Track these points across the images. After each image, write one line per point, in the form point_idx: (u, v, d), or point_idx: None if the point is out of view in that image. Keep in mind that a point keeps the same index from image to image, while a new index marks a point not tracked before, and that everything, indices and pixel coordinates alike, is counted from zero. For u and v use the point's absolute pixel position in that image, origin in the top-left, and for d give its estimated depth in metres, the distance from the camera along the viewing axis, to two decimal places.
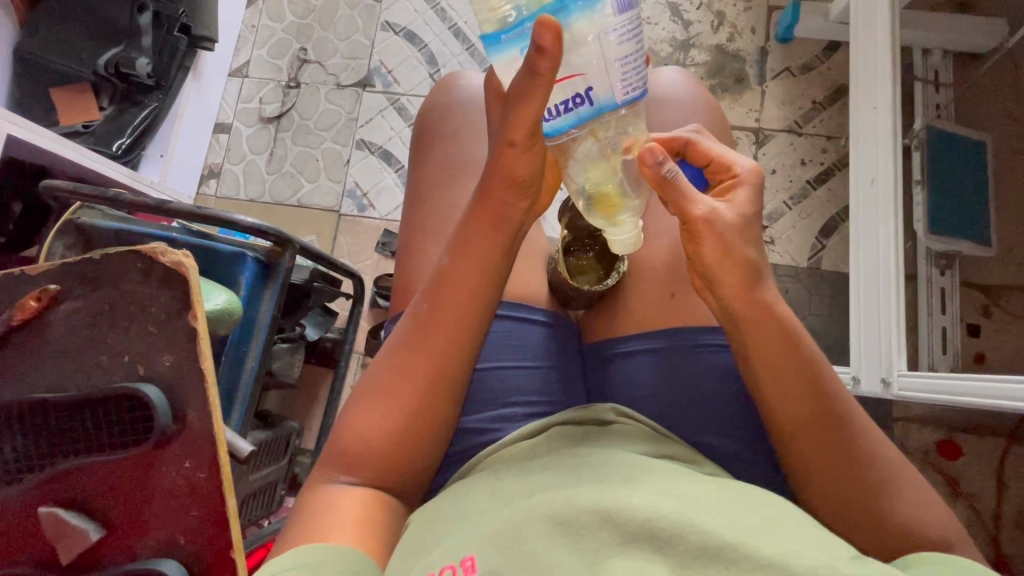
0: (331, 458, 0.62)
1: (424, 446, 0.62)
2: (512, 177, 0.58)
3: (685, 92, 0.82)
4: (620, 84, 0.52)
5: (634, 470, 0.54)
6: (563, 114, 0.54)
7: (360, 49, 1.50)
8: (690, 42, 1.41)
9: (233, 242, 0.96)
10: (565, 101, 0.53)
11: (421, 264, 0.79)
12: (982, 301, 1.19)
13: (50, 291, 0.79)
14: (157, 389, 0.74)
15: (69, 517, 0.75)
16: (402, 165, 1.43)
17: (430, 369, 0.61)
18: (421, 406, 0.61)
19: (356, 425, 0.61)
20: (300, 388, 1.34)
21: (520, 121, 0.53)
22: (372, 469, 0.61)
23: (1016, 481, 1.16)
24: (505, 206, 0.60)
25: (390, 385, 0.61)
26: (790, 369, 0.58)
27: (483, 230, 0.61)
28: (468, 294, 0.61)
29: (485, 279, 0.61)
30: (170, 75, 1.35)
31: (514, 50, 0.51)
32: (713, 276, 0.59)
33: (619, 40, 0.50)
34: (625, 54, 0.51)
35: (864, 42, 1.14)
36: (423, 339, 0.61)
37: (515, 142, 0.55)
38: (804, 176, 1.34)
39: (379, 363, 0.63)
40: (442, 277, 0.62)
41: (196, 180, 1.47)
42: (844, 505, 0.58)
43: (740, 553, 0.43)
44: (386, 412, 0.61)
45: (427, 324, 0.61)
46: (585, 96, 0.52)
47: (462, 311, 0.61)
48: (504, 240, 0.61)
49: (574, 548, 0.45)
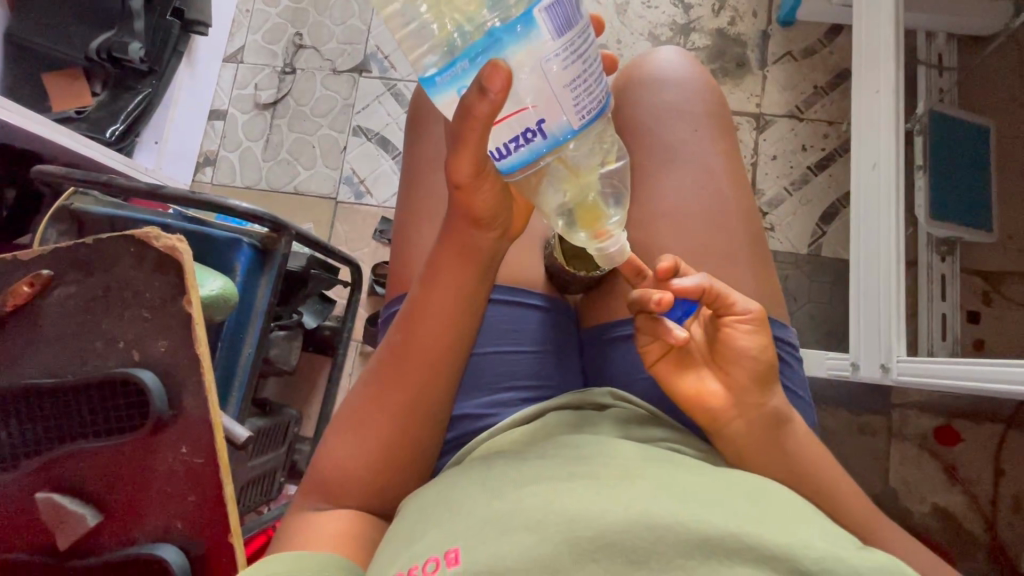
0: (314, 485, 0.62)
1: (405, 473, 0.62)
2: (474, 215, 0.55)
3: (685, 71, 0.80)
4: (572, 111, 0.46)
5: (631, 461, 0.54)
6: (516, 150, 0.48)
7: (356, 34, 1.47)
8: (690, 25, 1.39)
9: (227, 228, 0.95)
10: (516, 138, 0.48)
11: (417, 261, 0.77)
12: (983, 287, 1.19)
13: (42, 277, 0.78)
14: (154, 375, 0.74)
15: (65, 504, 0.75)
16: (400, 152, 1.41)
17: (406, 403, 0.61)
18: (393, 438, 0.61)
19: (334, 453, 0.62)
20: (298, 375, 1.34)
21: (461, 163, 0.50)
22: (353, 496, 0.61)
23: (1013, 467, 1.16)
24: (474, 239, 0.58)
25: (362, 417, 0.61)
26: (764, 419, 0.59)
27: (455, 264, 0.59)
28: (439, 328, 0.60)
29: (458, 312, 0.61)
30: (163, 61, 1.35)
31: (450, 91, 0.47)
32: (741, 368, 0.58)
33: (562, 67, 0.45)
34: (571, 79, 0.45)
35: (867, 28, 1.13)
36: (398, 374, 0.61)
37: (461, 183, 0.52)
38: (804, 162, 1.33)
39: (355, 394, 0.63)
40: (414, 312, 0.61)
41: (191, 171, 1.44)
42: (831, 484, 0.60)
43: (734, 540, 0.43)
44: (359, 444, 0.61)
45: (397, 358, 0.61)
46: (537, 129, 0.47)
47: (434, 345, 0.60)
48: (477, 272, 0.60)
49: (569, 536, 0.45)
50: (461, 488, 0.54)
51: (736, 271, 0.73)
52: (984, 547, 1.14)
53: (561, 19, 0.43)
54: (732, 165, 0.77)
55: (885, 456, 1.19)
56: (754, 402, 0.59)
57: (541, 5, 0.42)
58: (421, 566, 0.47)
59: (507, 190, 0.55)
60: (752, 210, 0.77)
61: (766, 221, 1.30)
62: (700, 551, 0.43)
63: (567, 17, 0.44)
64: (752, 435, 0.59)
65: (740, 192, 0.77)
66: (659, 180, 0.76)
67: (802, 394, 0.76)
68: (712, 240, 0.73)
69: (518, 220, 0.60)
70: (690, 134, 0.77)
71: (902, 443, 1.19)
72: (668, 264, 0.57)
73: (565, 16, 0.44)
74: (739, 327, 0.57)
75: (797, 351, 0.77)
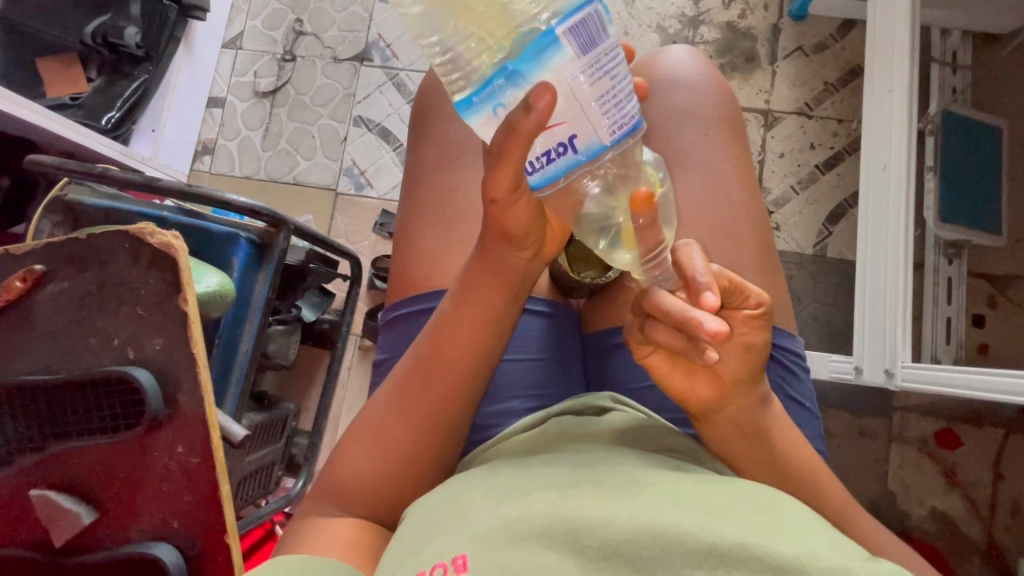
0: (321, 491, 0.62)
1: (416, 486, 0.61)
2: (506, 231, 0.54)
3: (695, 72, 0.78)
4: (601, 126, 0.46)
5: (636, 470, 0.52)
6: (546, 164, 0.48)
7: (357, 21, 1.44)
8: (700, 18, 1.36)
9: (225, 222, 0.94)
10: (547, 151, 0.47)
11: (424, 265, 0.76)
12: (990, 291, 1.17)
13: (34, 272, 0.77)
14: (149, 373, 0.73)
15: (60, 501, 0.74)
16: (401, 144, 1.39)
17: (429, 417, 0.60)
18: (411, 451, 0.60)
19: (346, 463, 0.61)
20: (297, 368, 1.33)
21: (501, 179, 0.49)
22: (363, 504, 0.60)
23: (1013, 472, 1.16)
24: (505, 256, 0.57)
25: (384, 428, 0.60)
26: (769, 427, 0.58)
27: (488, 281, 0.58)
28: (467, 348, 0.59)
29: (489, 329, 0.59)
30: (160, 47, 1.33)
31: (487, 110, 0.46)
32: (745, 379, 0.55)
33: (589, 82, 0.44)
34: (598, 95, 0.45)
35: (882, 25, 1.10)
36: (422, 389, 0.60)
37: (497, 200, 0.51)
38: (812, 160, 1.30)
39: (376, 404, 0.62)
40: (444, 327, 0.59)
41: (190, 156, 1.43)
42: (831, 491, 0.60)
43: (744, 550, 0.42)
44: (376, 454, 0.60)
45: (421, 372, 0.60)
46: (568, 144, 0.47)
47: (461, 363, 0.59)
48: (509, 289, 0.59)
49: (574, 545, 0.44)
50: (462, 493, 0.53)
51: (743, 276, 0.71)
52: (981, 551, 1.14)
53: (584, 37, 0.43)
54: (741, 170, 0.76)
55: (885, 459, 1.19)
56: (761, 410, 0.57)
57: (565, 24, 0.42)
58: (427, 573, 0.45)
59: (540, 208, 0.54)
60: (761, 214, 0.76)
61: (772, 220, 1.28)
62: (707, 561, 0.42)
63: (592, 35, 0.43)
64: (758, 442, 0.58)
65: (749, 196, 0.75)
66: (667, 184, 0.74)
67: (806, 402, 0.74)
68: (719, 246, 0.71)
69: (550, 243, 0.59)
70: (700, 138, 0.75)
71: (902, 447, 1.19)
72: (714, 302, 0.49)
73: (591, 36, 0.43)
74: (748, 321, 0.52)
75: (803, 359, 0.76)
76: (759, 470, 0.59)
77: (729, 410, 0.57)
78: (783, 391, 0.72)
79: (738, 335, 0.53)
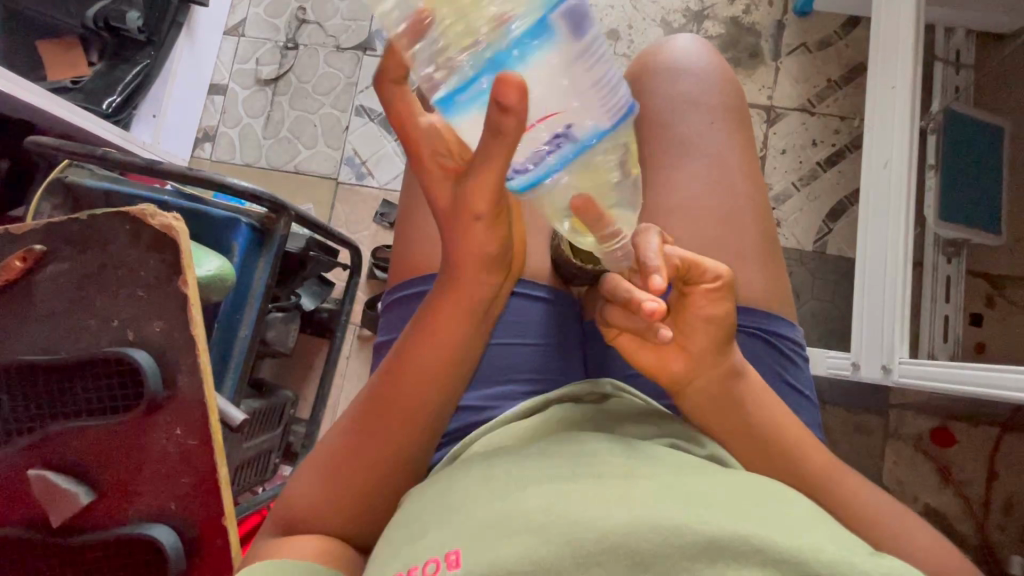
0: (286, 514, 0.60)
1: (381, 508, 0.61)
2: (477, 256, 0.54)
3: (701, 61, 0.78)
4: (594, 113, 0.48)
5: (633, 459, 0.53)
6: (547, 157, 0.49)
7: (361, 10, 1.43)
8: (704, 12, 1.36)
9: (226, 207, 0.93)
10: (545, 143, 0.49)
11: (426, 249, 0.76)
12: (987, 290, 1.15)
13: (35, 252, 0.77)
14: (148, 355, 0.73)
15: (57, 481, 0.74)
16: (402, 134, 1.38)
17: (387, 447, 0.59)
18: (373, 479, 0.59)
19: (306, 491, 0.60)
20: (296, 356, 1.33)
21: (482, 189, 0.48)
22: (325, 530, 0.59)
23: (1007, 470, 1.17)
24: (469, 283, 0.56)
25: (340, 458, 0.60)
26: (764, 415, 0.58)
27: (450, 309, 0.57)
28: (429, 373, 0.59)
29: (451, 355, 0.59)
30: (162, 31, 1.32)
31: (475, 108, 0.47)
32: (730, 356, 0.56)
33: (577, 69, 0.46)
34: (592, 82, 0.47)
35: (886, 21, 1.10)
36: (381, 419, 0.59)
37: (479, 215, 0.50)
38: (814, 157, 1.30)
39: (334, 434, 0.62)
40: (401, 356, 0.59)
41: (190, 143, 1.43)
42: None
43: (743, 542, 0.42)
44: (336, 483, 0.59)
45: (381, 400, 0.59)
46: (566, 134, 0.48)
47: (421, 389, 0.59)
48: (470, 315, 0.58)
49: (572, 538, 0.44)
50: (459, 484, 0.53)
51: (746, 266, 0.72)
52: (973, 548, 1.15)
53: (575, 24, 0.44)
54: (745, 161, 0.75)
55: (880, 456, 1.20)
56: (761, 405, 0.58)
57: (557, 11, 0.43)
58: (420, 567, 0.46)
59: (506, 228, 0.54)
60: (764, 206, 0.76)
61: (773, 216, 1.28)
62: (708, 553, 0.42)
63: (582, 19, 0.44)
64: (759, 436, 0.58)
65: (753, 187, 0.75)
66: (670, 172, 0.74)
67: (807, 393, 0.75)
68: (721, 236, 0.71)
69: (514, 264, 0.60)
70: (705, 127, 0.75)
71: (896, 443, 1.19)
72: (661, 284, 0.49)
73: (580, 23, 0.44)
74: (706, 295, 0.53)
75: (803, 350, 0.76)
76: (761, 465, 0.59)
77: (723, 396, 0.58)
78: (782, 377, 0.72)
79: (701, 309, 0.54)
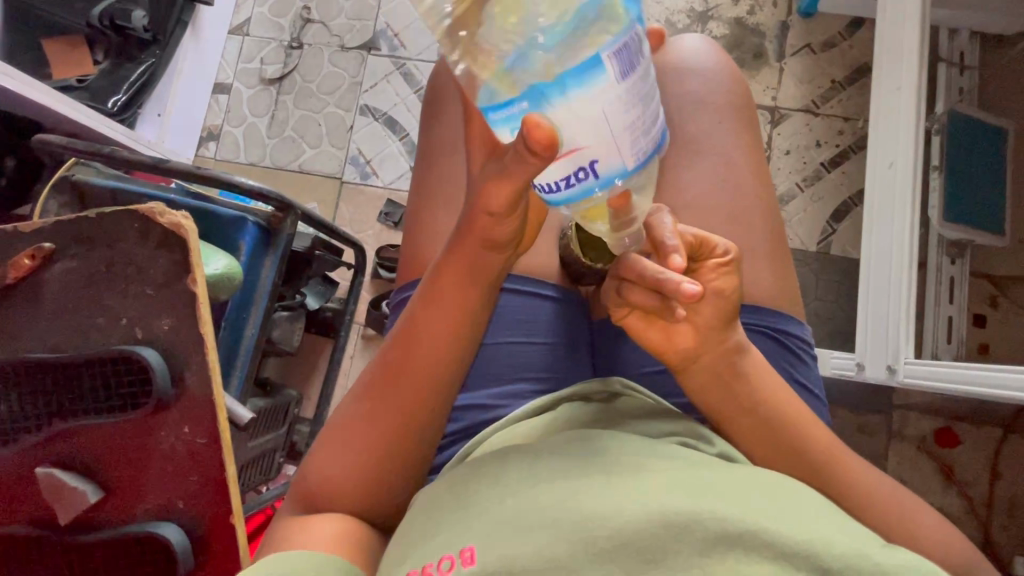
0: (303, 497, 0.61)
1: (392, 486, 0.60)
2: (489, 236, 0.54)
3: (709, 60, 0.78)
4: (624, 151, 0.41)
5: (643, 456, 0.53)
6: (565, 187, 0.44)
7: (366, 9, 1.44)
8: (708, 13, 1.36)
9: (232, 206, 0.94)
10: (567, 176, 0.43)
11: (434, 246, 0.76)
12: (991, 291, 1.15)
13: (43, 250, 0.77)
14: (156, 352, 0.73)
15: (66, 479, 0.74)
16: (407, 134, 1.38)
17: (397, 420, 0.59)
18: (383, 454, 0.59)
19: (320, 467, 0.60)
20: (300, 355, 1.33)
21: (499, 191, 0.49)
22: (340, 506, 0.59)
23: (1011, 471, 1.17)
24: (478, 254, 0.56)
25: (351, 430, 0.60)
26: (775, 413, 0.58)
27: (459, 281, 0.57)
28: (438, 346, 0.59)
29: (459, 329, 0.59)
30: (167, 30, 1.34)
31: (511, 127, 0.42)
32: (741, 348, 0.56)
33: (625, 108, 0.39)
34: (630, 122, 0.40)
35: (890, 23, 1.10)
36: (389, 390, 0.59)
37: (493, 212, 0.51)
38: (818, 158, 1.31)
39: (345, 408, 0.62)
40: (410, 328, 0.59)
41: (195, 142, 1.41)
42: None
43: (756, 537, 0.42)
44: (348, 456, 0.60)
45: (390, 372, 0.59)
46: (590, 169, 0.41)
47: (429, 362, 0.59)
48: (480, 288, 0.58)
49: (584, 534, 0.44)
50: (470, 481, 0.53)
51: (753, 266, 0.72)
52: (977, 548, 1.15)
53: (625, 63, 0.38)
54: (753, 161, 0.76)
55: (884, 456, 1.20)
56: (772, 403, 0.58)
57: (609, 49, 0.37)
58: (434, 564, 0.46)
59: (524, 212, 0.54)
60: (772, 206, 0.76)
61: None
62: (720, 548, 0.42)
63: (631, 60, 0.39)
64: (769, 432, 0.58)
65: (760, 187, 0.75)
66: (678, 171, 0.74)
67: (814, 391, 0.75)
68: (729, 235, 0.72)
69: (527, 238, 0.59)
70: (713, 126, 0.75)
71: (900, 444, 1.19)
72: (681, 263, 0.51)
73: (630, 62, 0.39)
74: (716, 270, 0.53)
75: (811, 348, 0.76)
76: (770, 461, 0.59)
77: (735, 394, 0.58)
78: (791, 376, 0.72)
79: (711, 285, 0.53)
